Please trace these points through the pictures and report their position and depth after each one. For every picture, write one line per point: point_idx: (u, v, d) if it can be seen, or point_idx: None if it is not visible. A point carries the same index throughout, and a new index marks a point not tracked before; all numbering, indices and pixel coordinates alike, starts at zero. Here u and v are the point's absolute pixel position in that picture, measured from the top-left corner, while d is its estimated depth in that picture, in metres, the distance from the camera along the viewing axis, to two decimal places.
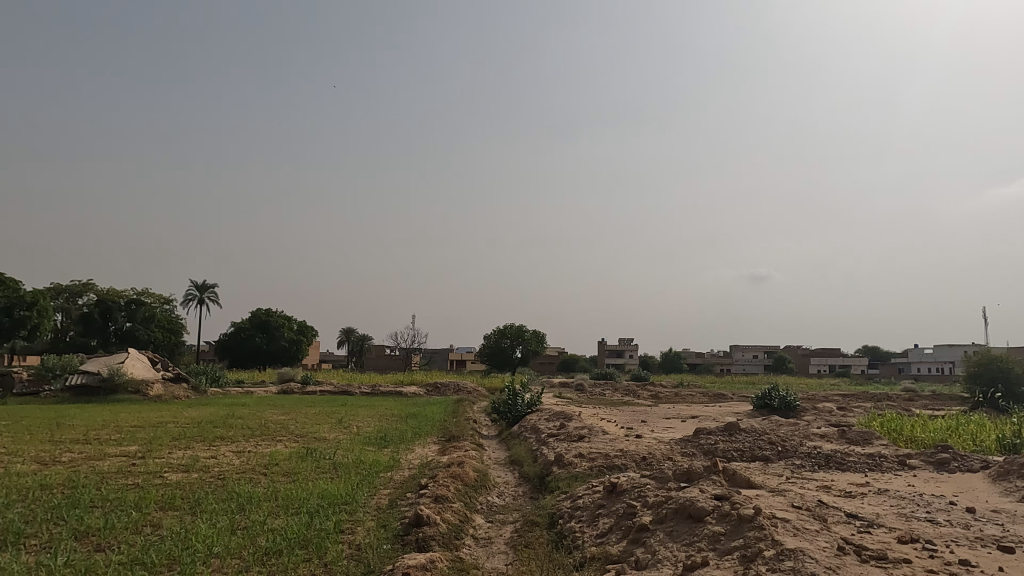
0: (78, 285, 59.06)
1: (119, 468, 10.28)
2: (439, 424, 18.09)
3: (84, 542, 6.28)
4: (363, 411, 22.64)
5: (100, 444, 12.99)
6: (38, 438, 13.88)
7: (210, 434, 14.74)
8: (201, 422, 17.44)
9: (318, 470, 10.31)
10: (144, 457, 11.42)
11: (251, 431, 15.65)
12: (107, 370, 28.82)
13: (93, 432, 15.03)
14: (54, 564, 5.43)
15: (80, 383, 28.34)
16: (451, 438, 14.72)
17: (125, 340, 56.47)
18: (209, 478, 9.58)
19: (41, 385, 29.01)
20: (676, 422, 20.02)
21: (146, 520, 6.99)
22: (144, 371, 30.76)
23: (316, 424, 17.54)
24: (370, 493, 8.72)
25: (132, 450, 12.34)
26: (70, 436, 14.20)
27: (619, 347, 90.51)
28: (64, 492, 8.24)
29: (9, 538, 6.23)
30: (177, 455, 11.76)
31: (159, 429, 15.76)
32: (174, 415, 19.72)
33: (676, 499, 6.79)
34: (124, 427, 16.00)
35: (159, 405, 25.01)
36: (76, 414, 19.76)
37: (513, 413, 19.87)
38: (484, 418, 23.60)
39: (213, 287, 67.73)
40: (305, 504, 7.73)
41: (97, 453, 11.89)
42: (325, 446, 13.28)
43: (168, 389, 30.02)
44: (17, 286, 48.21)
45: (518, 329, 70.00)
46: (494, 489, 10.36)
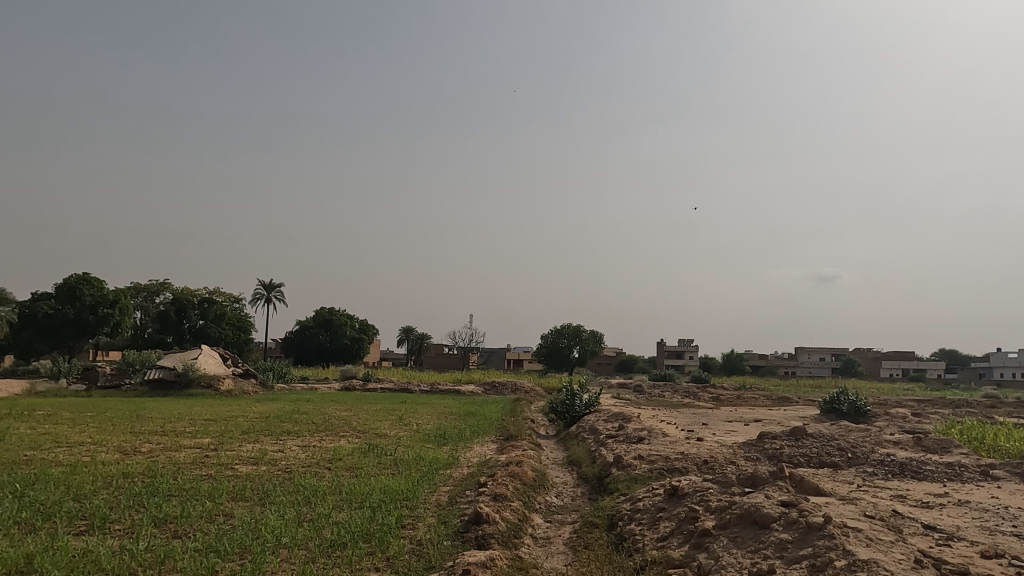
0: (155, 284, 62.10)
1: (194, 460, 10.76)
2: (497, 423, 18.21)
3: (162, 528, 6.61)
4: (422, 409, 22.97)
5: (176, 436, 13.65)
6: (120, 428, 14.69)
7: (277, 429, 15.28)
8: (269, 417, 18.06)
9: (379, 465, 10.53)
10: (217, 450, 11.92)
11: (316, 426, 16.11)
12: (182, 366, 30.24)
13: (170, 425, 15.75)
14: (136, 548, 5.72)
15: (157, 378, 29.76)
16: (509, 437, 14.83)
17: (198, 337, 59.33)
18: (277, 471, 9.94)
19: (121, 379, 30.65)
20: (738, 425, 19.50)
21: (219, 510, 7.29)
22: (215, 367, 32.14)
23: (378, 421, 17.95)
24: (431, 490, 8.84)
25: (205, 442, 12.88)
26: (149, 428, 14.94)
27: (678, 348, 89.09)
28: (144, 481, 8.70)
29: (95, 523, 6.60)
30: (247, 448, 12.23)
31: (230, 422, 16.48)
32: (244, 410, 20.56)
33: (740, 504, 6.62)
34: (198, 421, 16.73)
35: (231, 400, 26.08)
36: (154, 407, 20.82)
37: (571, 413, 19.82)
38: (541, 418, 23.58)
39: (280, 286, 70.16)
40: (367, 499, 7.91)
41: (173, 445, 12.45)
42: (387, 442, 13.58)
43: (238, 384, 31.25)
44: (101, 285, 51.03)
45: (575, 329, 69.93)
46: (552, 488, 10.36)
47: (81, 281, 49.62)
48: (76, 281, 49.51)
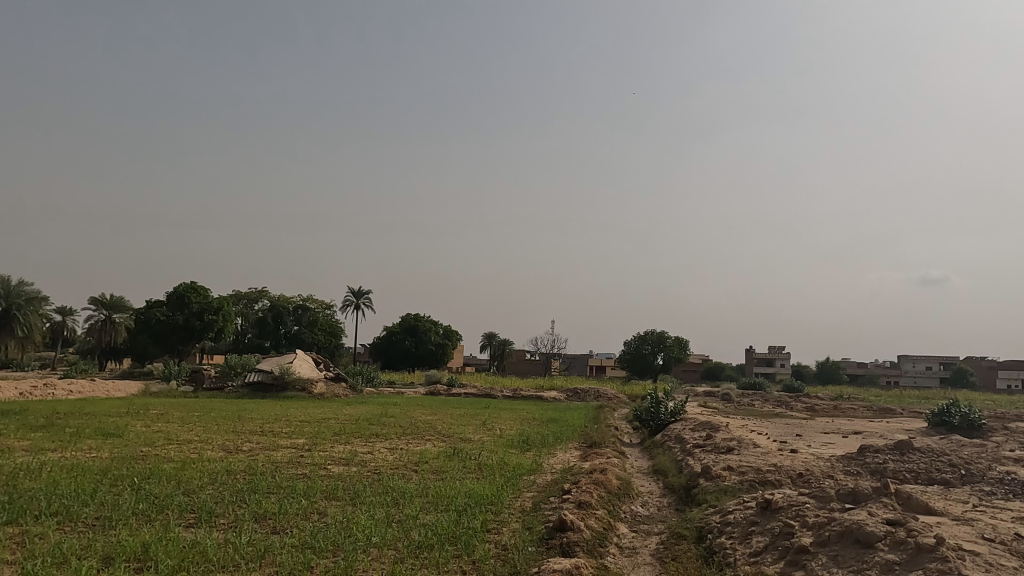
0: (255, 292, 65.71)
1: (290, 459, 11.30)
2: (580, 430, 18.06)
3: (263, 523, 6.96)
4: (505, 414, 23.13)
5: (274, 436, 14.38)
6: (224, 428, 15.64)
7: (366, 431, 15.81)
8: (359, 420, 18.71)
9: (464, 469, 10.68)
10: (310, 450, 12.46)
11: (403, 430, 16.55)
12: (278, 369, 31.86)
13: (268, 425, 16.62)
14: (239, 541, 6.06)
15: (256, 381, 31.47)
16: (593, 444, 14.71)
17: (293, 342, 62.27)
18: (367, 472, 10.26)
19: (225, 382, 32.56)
20: (836, 437, 18.48)
21: (314, 508, 7.61)
22: (309, 371, 33.62)
23: (462, 425, 18.24)
24: (515, 495, 8.88)
25: (300, 443, 13.50)
26: (250, 428, 15.82)
27: (769, 356, 85.66)
28: (245, 478, 9.21)
29: (203, 516, 7.04)
30: (339, 449, 12.73)
31: (322, 424, 17.19)
32: (336, 412, 21.39)
33: (841, 521, 6.27)
34: (294, 422, 17.55)
35: (324, 403, 27.22)
36: (255, 408, 22.05)
37: (655, 422, 19.41)
38: (625, 426, 23.20)
39: (368, 293, 72.66)
40: (454, 502, 8.03)
41: (272, 444, 13.14)
42: (471, 446, 13.79)
43: (330, 387, 32.56)
44: (206, 293, 54.46)
45: (659, 336, 68.25)
46: (638, 498, 10.16)
47: (189, 290, 53.25)
48: (185, 290, 53.13)
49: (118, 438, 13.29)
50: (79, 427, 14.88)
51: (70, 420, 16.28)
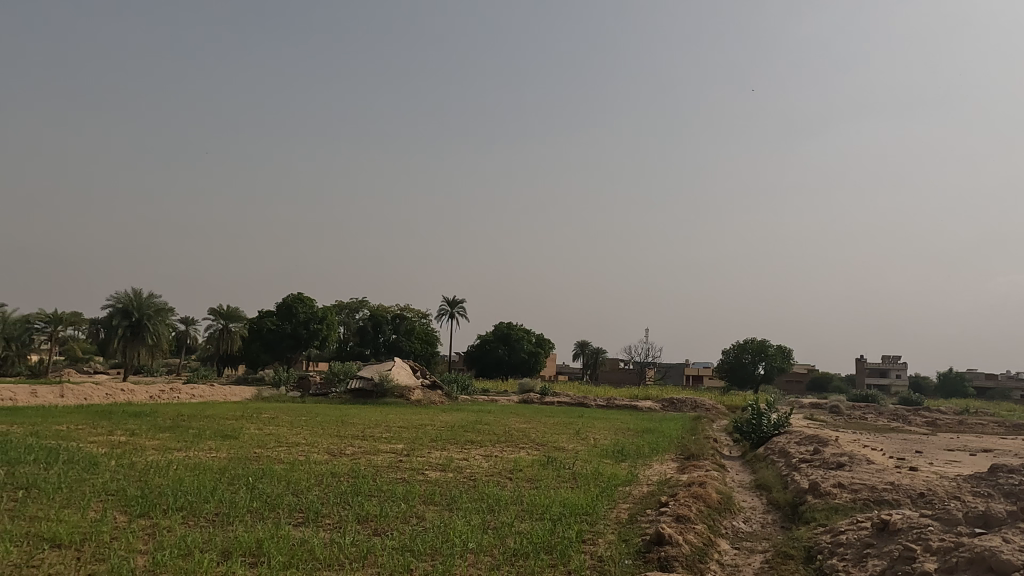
0: (356, 301, 68.64)
1: (390, 463, 11.68)
2: (677, 441, 17.60)
3: (365, 525, 7.23)
4: (599, 424, 22.86)
5: (375, 441, 14.94)
6: (329, 432, 16.40)
7: (462, 437, 16.10)
8: (455, 427, 19.08)
9: (558, 478, 10.66)
10: (409, 455, 12.83)
11: (498, 437, 16.73)
12: (378, 377, 33.04)
13: (369, 430, 17.28)
14: (343, 542, 6.32)
15: (358, 387, 32.80)
16: (691, 455, 14.27)
17: (391, 350, 64.50)
18: (462, 478, 10.45)
19: (329, 388, 34.16)
20: (962, 455, 16.99)
21: (413, 512, 7.82)
22: (407, 378, 34.69)
23: (556, 434, 18.23)
24: (610, 506, 8.74)
25: (399, 448, 13.95)
26: (352, 433, 16.50)
27: (882, 366, 80.23)
28: (349, 480, 9.61)
29: (310, 516, 7.41)
30: (436, 455, 13.02)
31: (420, 430, 17.67)
32: (432, 419, 21.92)
33: (970, 547, 5.76)
34: (393, 428, 18.15)
35: (421, 409, 27.95)
36: (356, 413, 22.98)
37: (757, 434, 18.60)
38: (725, 438, 22.39)
39: (462, 302, 74.19)
40: (549, 511, 8.02)
41: (373, 449, 13.65)
42: (565, 455, 13.74)
43: (426, 394, 33.41)
44: (312, 303, 57.43)
45: (760, 344, 65.68)
46: (740, 514, 9.74)
47: (297, 300, 56.38)
48: (292, 300, 56.31)
49: (234, 439, 14.24)
50: (201, 428, 16.04)
51: (192, 422, 17.58)
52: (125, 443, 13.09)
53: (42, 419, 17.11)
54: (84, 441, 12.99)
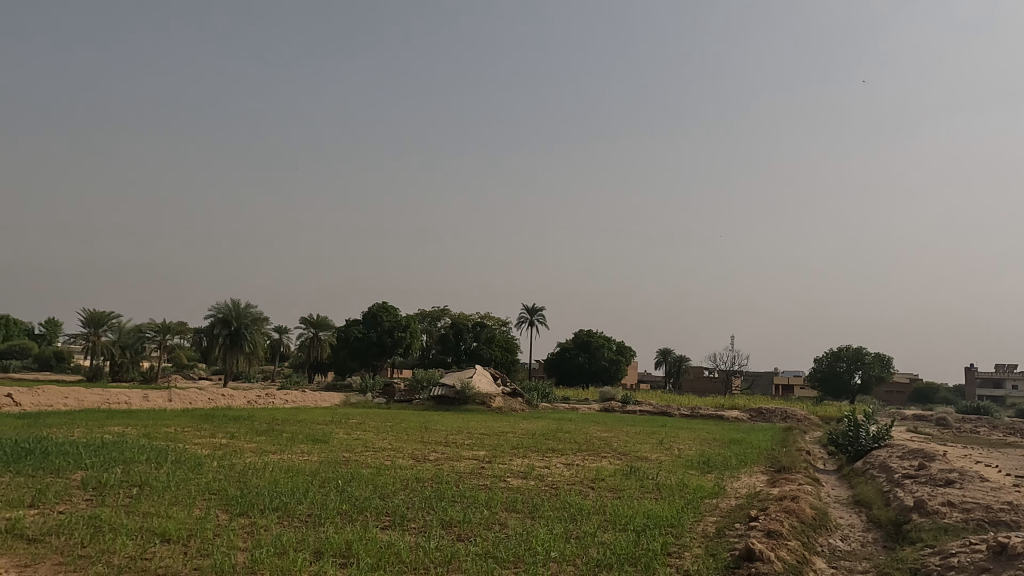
0: (437, 310, 70.08)
1: (473, 470, 11.82)
2: (767, 453, 16.88)
3: (449, 530, 7.34)
4: (683, 434, 22.30)
5: (458, 447, 15.17)
6: (413, 438, 16.77)
7: (542, 445, 16.11)
8: (536, 434, 19.10)
9: (642, 489, 10.45)
10: (491, 462, 12.95)
11: (579, 445, 16.63)
12: (460, 384, 33.57)
13: (452, 437, 17.57)
14: (428, 546, 6.43)
15: (440, 394, 33.42)
16: (782, 468, 13.66)
17: (473, 357, 65.39)
18: (544, 486, 10.42)
19: (413, 395, 34.98)
20: None
21: (496, 519, 7.87)
22: (488, 386, 35.04)
23: (639, 443, 17.92)
24: (696, 519, 8.47)
25: (481, 454, 14.09)
26: (436, 439, 16.82)
27: (996, 376, 74.24)
28: (433, 485, 9.79)
29: (397, 520, 7.60)
30: (517, 462, 13.08)
31: (501, 437, 17.81)
32: (513, 426, 22.04)
33: None
34: (475, 435, 18.38)
35: (502, 416, 28.16)
36: (439, 420, 23.43)
37: (855, 447, 17.60)
38: (818, 450, 21.33)
39: (542, 310, 74.33)
40: (632, 522, 7.87)
41: (456, 455, 13.86)
42: (648, 465, 13.47)
43: (507, 402, 33.63)
44: (396, 312, 59.08)
45: (855, 352, 62.26)
46: (836, 531, 9.22)
47: (382, 309, 58.18)
48: (378, 309, 58.14)
49: (325, 443, 14.85)
50: (294, 432, 16.83)
51: (287, 427, 18.45)
52: (227, 445, 13.91)
53: (154, 421, 18.44)
54: (190, 443, 13.89)
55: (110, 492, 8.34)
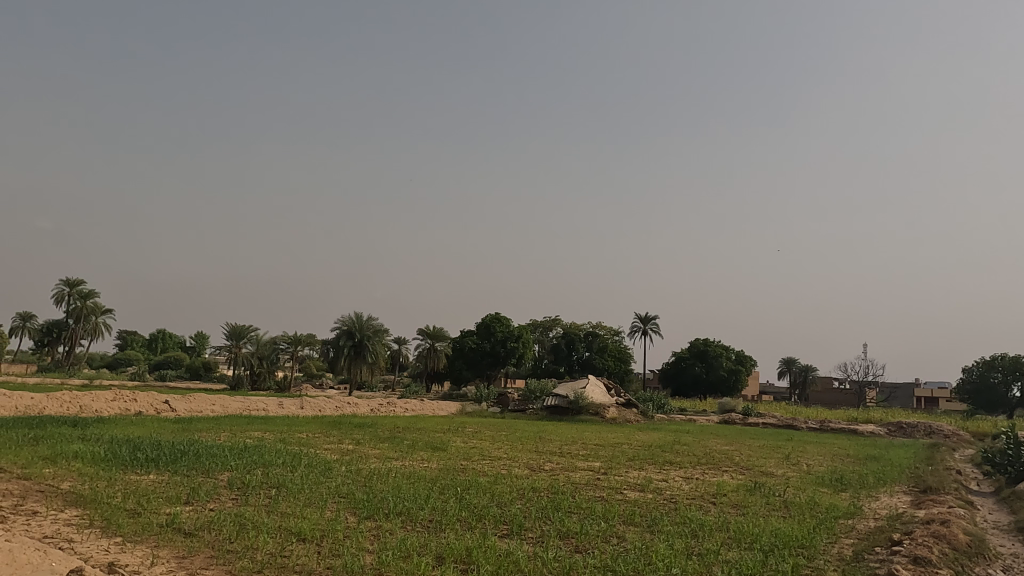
0: (549, 320, 70.51)
1: (588, 481, 11.71)
2: (909, 471, 15.45)
3: (566, 541, 7.33)
4: (812, 448, 20.94)
5: (573, 457, 15.10)
6: (528, 447, 16.94)
7: (660, 457, 15.71)
8: (652, 446, 18.65)
9: (768, 506, 9.92)
10: (606, 474, 12.76)
11: (698, 458, 16.06)
12: (573, 395, 33.45)
13: (567, 447, 17.52)
14: (546, 556, 6.44)
15: (554, 405, 33.47)
16: (928, 489, 12.47)
17: (585, 367, 65.10)
18: (663, 500, 10.14)
19: (526, 404, 35.30)
20: None
21: (613, 532, 7.76)
22: (602, 396, 34.68)
23: (763, 458, 17.06)
24: (830, 541, 7.91)
25: (597, 466, 13.95)
26: (551, 449, 16.86)
27: None
28: (549, 495, 9.80)
29: (514, 528, 7.68)
30: (633, 474, 12.84)
31: (617, 448, 17.54)
32: (628, 437, 21.64)
33: None
34: (589, 445, 18.22)
35: (616, 428, 27.75)
36: (553, 430, 23.46)
37: (1015, 467, 15.75)
38: (970, 469, 19.35)
39: (655, 318, 72.77)
40: (758, 540, 7.49)
41: (571, 466, 13.81)
42: (774, 481, 12.75)
43: (621, 413, 33.10)
44: (508, 322, 60.01)
45: (1013, 361, 56.06)
46: (996, 561, 8.27)
47: (495, 320, 59.40)
48: (491, 320, 59.38)
49: (443, 450, 15.34)
50: (414, 440, 17.50)
51: (408, 434, 19.19)
52: (353, 451, 14.70)
53: (289, 427, 19.81)
54: (322, 448, 14.84)
55: (251, 492, 9.03)
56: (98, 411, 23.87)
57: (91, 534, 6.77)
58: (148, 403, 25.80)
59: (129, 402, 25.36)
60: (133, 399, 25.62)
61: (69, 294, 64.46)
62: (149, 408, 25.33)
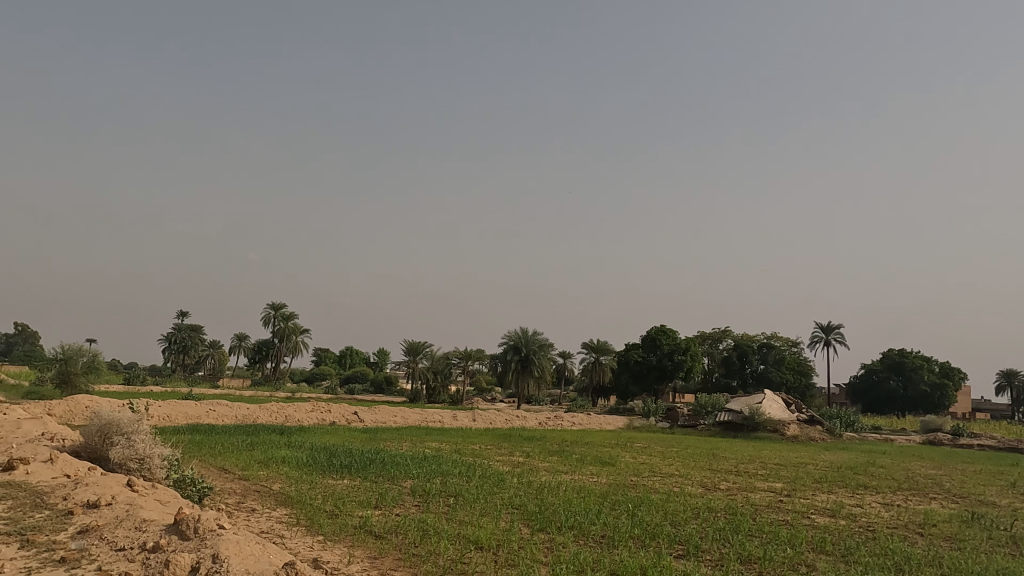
0: (718, 331, 67.64)
1: (770, 503, 10.97)
2: None
3: (748, 566, 6.91)
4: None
5: (751, 477, 14.21)
6: (701, 464, 16.27)
7: (851, 480, 14.30)
8: (842, 467, 17.03)
9: (990, 541, 8.62)
10: (790, 496, 11.86)
11: (898, 483, 14.40)
12: (748, 410, 31.60)
13: (744, 465, 16.56)
14: None
15: (727, 421, 31.89)
16: None
17: (760, 382, 61.34)
18: (858, 527, 9.20)
19: (697, 420, 33.97)
20: None
21: (801, 559, 7.18)
22: (781, 412, 32.43)
23: (981, 485, 14.88)
24: None
25: (778, 487, 13.02)
26: (726, 467, 16.05)
27: None
28: (726, 517, 9.31)
29: (690, 549, 7.39)
30: (821, 498, 11.81)
31: (801, 469, 16.27)
32: (813, 457, 19.97)
33: None
34: (769, 464, 17.06)
35: (799, 446, 25.75)
36: (728, 448, 22.29)
37: None
38: None
39: (839, 328, 66.83)
40: None
41: (748, 486, 13.02)
42: (996, 513, 11.06)
43: (804, 430, 30.66)
44: (675, 335, 58.35)
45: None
46: None
47: (661, 332, 58.19)
48: (657, 333, 58.19)
49: (612, 465, 15.20)
50: (583, 454, 17.52)
51: (577, 448, 19.26)
52: (524, 463, 15.05)
53: (464, 439, 20.74)
54: (494, 460, 15.36)
55: (432, 500, 9.56)
56: (300, 420, 26.66)
57: (297, 532, 7.56)
58: (340, 413, 28.37)
59: (325, 412, 28.07)
60: (328, 409, 28.33)
61: (274, 317, 72.93)
62: (341, 419, 27.83)
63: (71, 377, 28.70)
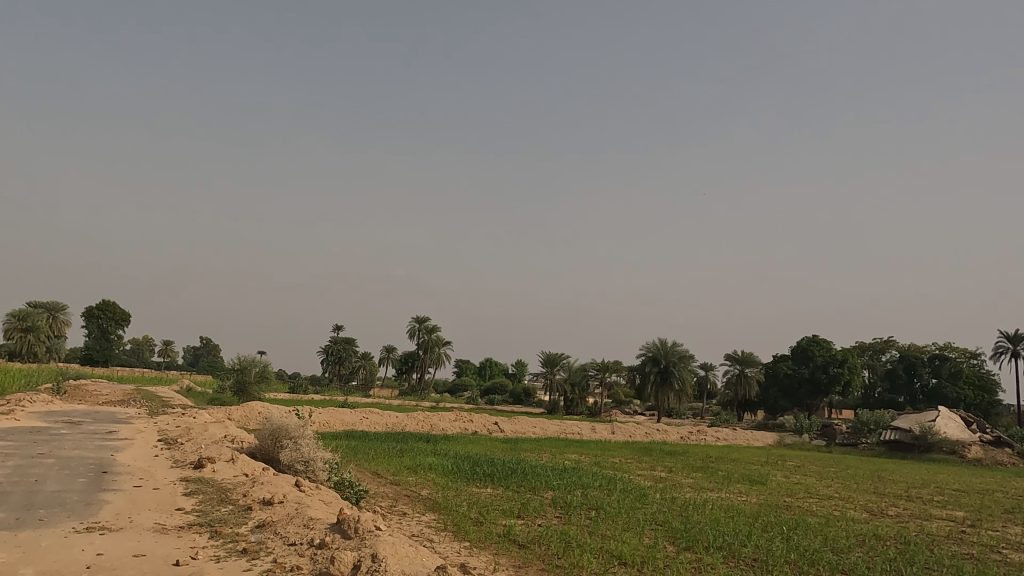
0: (881, 342, 62.16)
1: (950, 533, 9.82)
2: None
3: None
4: None
5: (925, 504, 12.80)
6: (865, 487, 14.93)
7: None
8: None
9: None
10: (975, 526, 10.53)
11: None
12: (918, 429, 28.56)
13: (916, 490, 14.95)
14: None
15: (894, 440, 29.06)
16: None
17: (932, 398, 55.32)
18: None
19: (859, 438, 31.23)
20: None
21: None
22: (959, 432, 29.00)
23: None
24: None
25: (959, 515, 11.62)
26: (894, 491, 14.59)
27: None
28: (897, 546, 8.45)
29: None
30: (1014, 531, 10.38)
31: (986, 496, 14.40)
32: (1001, 484, 17.63)
33: None
34: (946, 490, 15.29)
35: (982, 470, 22.87)
36: (896, 469, 20.27)
37: None
38: None
39: None
40: None
41: (923, 513, 11.73)
42: None
43: (989, 452, 27.16)
44: (830, 346, 54.30)
45: None
46: None
47: (812, 343, 54.55)
48: (809, 344, 54.54)
49: (763, 484, 14.34)
50: (730, 471, 16.68)
51: (723, 465, 18.38)
52: (666, 479, 14.60)
53: (604, 452, 20.54)
54: (636, 474, 15.05)
55: (574, 512, 9.55)
56: (444, 429, 27.73)
57: (445, 537, 7.85)
58: (482, 423, 29.17)
59: (468, 422, 29.00)
60: (470, 419, 29.24)
61: (419, 330, 76.68)
62: (482, 428, 28.62)
63: (246, 385, 31.91)
